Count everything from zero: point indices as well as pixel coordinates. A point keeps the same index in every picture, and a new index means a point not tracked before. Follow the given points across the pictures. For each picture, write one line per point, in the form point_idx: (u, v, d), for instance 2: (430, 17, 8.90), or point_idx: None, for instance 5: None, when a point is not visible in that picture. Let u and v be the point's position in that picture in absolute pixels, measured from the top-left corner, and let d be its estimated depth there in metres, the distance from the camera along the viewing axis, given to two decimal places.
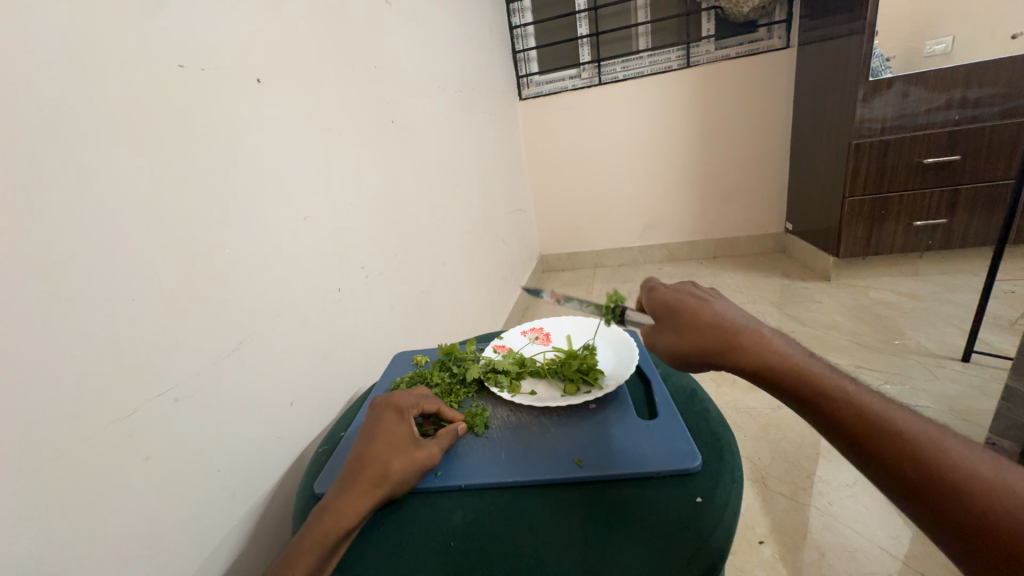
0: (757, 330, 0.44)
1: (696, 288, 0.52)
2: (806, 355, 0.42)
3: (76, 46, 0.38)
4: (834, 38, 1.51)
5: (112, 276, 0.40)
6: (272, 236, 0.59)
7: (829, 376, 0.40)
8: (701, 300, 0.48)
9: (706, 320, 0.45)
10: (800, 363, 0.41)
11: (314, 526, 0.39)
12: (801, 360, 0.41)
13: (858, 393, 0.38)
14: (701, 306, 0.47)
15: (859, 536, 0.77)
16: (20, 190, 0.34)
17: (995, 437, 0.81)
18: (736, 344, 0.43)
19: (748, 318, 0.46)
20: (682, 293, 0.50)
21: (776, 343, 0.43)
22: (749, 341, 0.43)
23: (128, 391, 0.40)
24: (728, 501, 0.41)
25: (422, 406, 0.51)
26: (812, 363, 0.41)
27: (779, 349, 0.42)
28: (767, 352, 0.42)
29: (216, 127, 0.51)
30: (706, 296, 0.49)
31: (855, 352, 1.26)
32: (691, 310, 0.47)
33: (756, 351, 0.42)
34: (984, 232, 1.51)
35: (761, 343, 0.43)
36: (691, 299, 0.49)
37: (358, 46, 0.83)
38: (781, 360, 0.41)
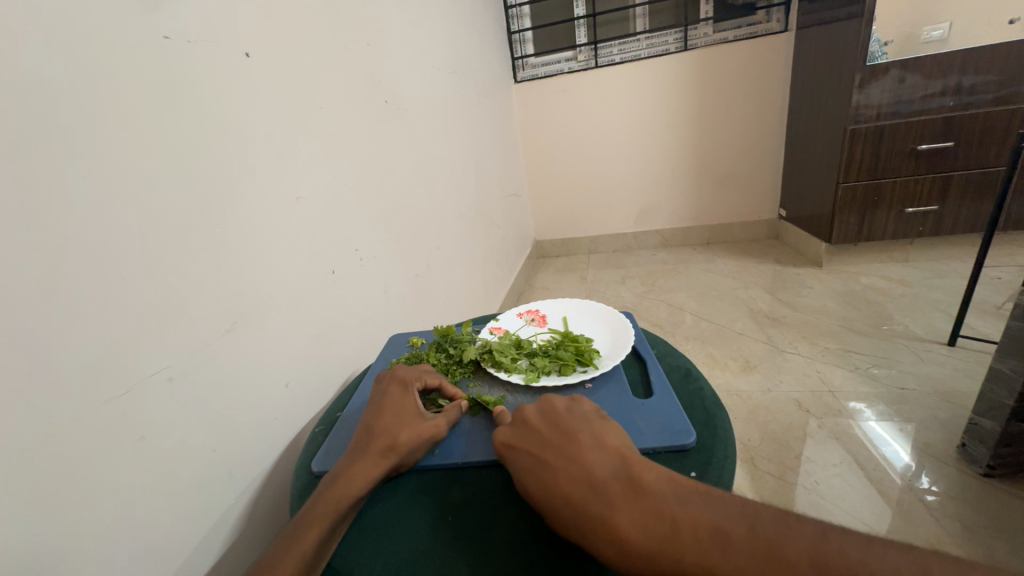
0: (612, 501, 0.36)
1: (535, 432, 0.43)
2: (670, 514, 0.35)
3: (59, 14, 0.37)
4: (833, 22, 1.50)
5: (100, 254, 0.39)
6: (266, 215, 0.58)
7: (701, 548, 0.33)
8: (540, 459, 0.41)
9: (553, 511, 0.38)
10: (665, 538, 0.34)
11: (327, 493, 0.41)
12: (667, 535, 0.34)
13: (733, 560, 0.31)
14: (546, 486, 0.39)
15: (844, 512, 0.79)
16: (9, 162, 0.33)
17: (977, 417, 0.83)
18: (593, 537, 0.35)
19: (601, 470, 0.39)
20: (522, 459, 0.42)
21: (632, 525, 0.35)
22: (609, 537, 0.35)
23: (119, 370, 0.40)
24: (722, 475, 0.42)
25: (424, 380, 0.53)
26: (677, 524, 0.34)
27: (642, 526, 0.35)
28: (632, 550, 0.34)
29: (207, 103, 0.50)
30: (548, 445, 0.42)
31: (844, 336, 1.29)
32: (541, 499, 0.39)
33: (622, 555, 0.34)
34: (973, 219, 1.53)
35: (620, 534, 0.35)
36: (535, 465, 0.41)
37: (351, 21, 0.81)
38: (647, 548, 0.34)
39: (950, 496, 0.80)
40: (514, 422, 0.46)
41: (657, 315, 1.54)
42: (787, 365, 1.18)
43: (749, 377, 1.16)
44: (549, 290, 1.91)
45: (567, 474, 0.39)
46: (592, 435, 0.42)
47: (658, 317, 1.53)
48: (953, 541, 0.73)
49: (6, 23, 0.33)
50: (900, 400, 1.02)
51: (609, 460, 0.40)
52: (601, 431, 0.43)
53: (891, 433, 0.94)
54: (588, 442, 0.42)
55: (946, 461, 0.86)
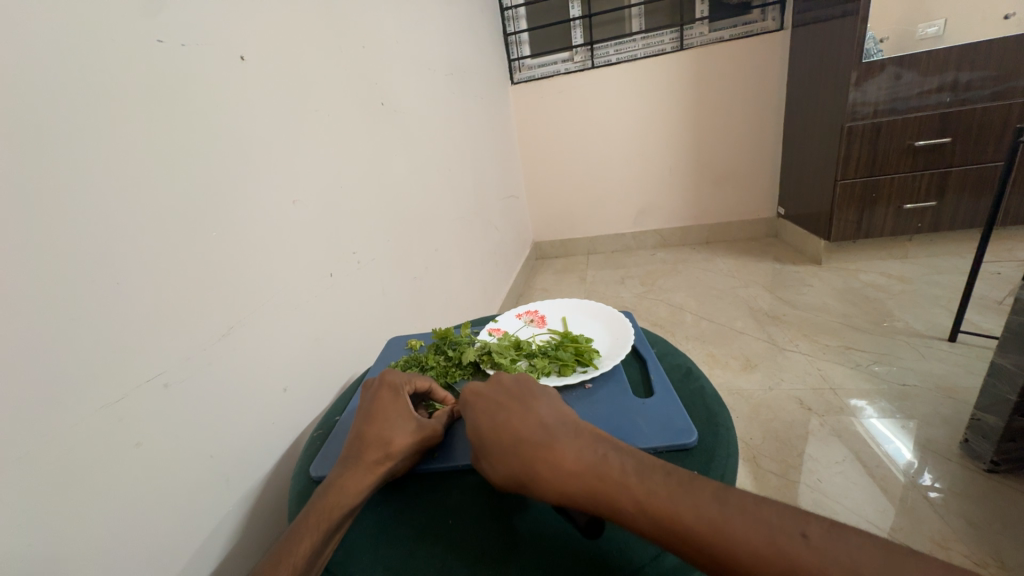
0: (556, 438, 0.39)
1: (504, 381, 0.46)
2: (606, 452, 0.37)
3: (52, 13, 0.36)
4: (829, 20, 1.50)
5: (96, 260, 0.39)
6: (263, 219, 0.58)
7: (625, 479, 0.35)
8: (501, 402, 0.43)
9: (501, 442, 0.40)
10: (596, 470, 0.36)
11: (318, 505, 0.40)
12: (600, 467, 0.36)
13: (649, 488, 0.34)
14: (499, 421, 0.42)
15: (847, 511, 0.79)
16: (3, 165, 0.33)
17: (980, 413, 0.83)
18: (531, 467, 0.38)
19: (551, 417, 0.41)
20: (484, 400, 0.44)
21: (567, 456, 0.37)
22: (546, 465, 0.37)
23: (116, 376, 0.40)
24: (725, 474, 0.42)
25: (415, 383, 0.51)
26: (611, 461, 0.36)
27: (579, 456, 0.37)
28: (564, 475, 0.36)
29: (201, 107, 0.50)
30: (507, 395, 0.44)
31: (844, 333, 1.28)
32: (491, 433, 0.41)
33: (554, 479, 0.36)
34: (972, 215, 1.53)
35: (558, 461, 0.37)
36: (493, 408, 0.43)
37: (346, 25, 0.81)
38: (578, 475, 0.36)
39: (953, 492, 0.80)
40: (489, 382, 0.47)
41: (657, 315, 1.54)
42: (788, 363, 1.18)
43: (750, 375, 1.16)
44: (549, 291, 1.91)
45: (522, 414, 0.42)
46: (549, 396, 0.44)
47: (658, 317, 1.52)
48: (957, 538, 0.72)
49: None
50: (902, 396, 1.02)
51: (559, 412, 0.42)
52: (558, 398, 0.45)
53: (893, 431, 0.93)
54: (544, 399, 0.44)
55: (949, 458, 0.86)
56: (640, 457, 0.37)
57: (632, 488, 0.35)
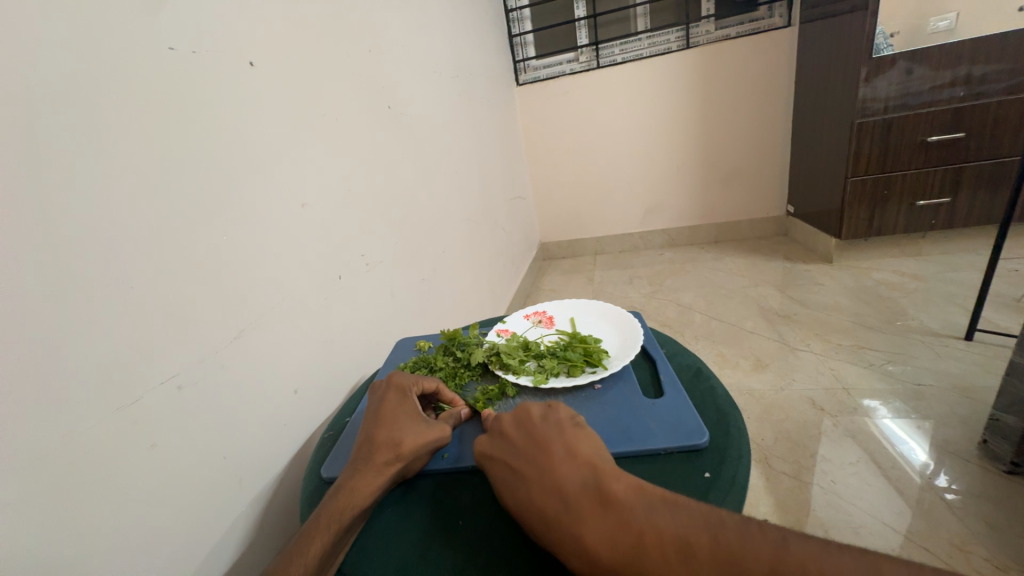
0: (581, 514, 0.35)
1: (512, 435, 0.43)
2: (637, 526, 0.34)
3: (61, 21, 0.37)
4: (838, 15, 1.48)
5: (110, 265, 0.39)
6: (273, 223, 0.59)
7: (667, 565, 0.32)
8: (515, 470, 0.40)
9: (526, 525, 0.37)
10: (632, 554, 0.33)
11: (329, 506, 0.40)
12: (635, 550, 0.33)
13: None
14: (518, 496, 0.38)
15: (862, 513, 0.78)
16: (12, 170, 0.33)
17: (998, 413, 0.81)
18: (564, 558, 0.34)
19: (570, 482, 0.38)
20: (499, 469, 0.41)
21: (597, 538, 0.34)
22: (576, 553, 0.34)
23: (130, 378, 0.40)
24: (737, 475, 0.41)
25: (423, 386, 0.52)
26: (645, 539, 0.33)
27: (611, 538, 0.34)
28: (601, 568, 0.33)
29: (210, 113, 0.50)
30: (520, 456, 0.41)
31: (857, 332, 1.26)
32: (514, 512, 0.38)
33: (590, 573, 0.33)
34: (988, 211, 1.50)
35: (588, 546, 0.34)
36: (507, 476, 0.40)
37: (352, 29, 0.81)
38: (614, 561, 0.33)
39: (971, 494, 0.78)
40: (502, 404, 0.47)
41: (665, 315, 1.53)
42: (800, 363, 1.17)
43: (761, 375, 1.15)
44: (556, 292, 1.90)
45: (539, 484, 0.38)
46: (563, 442, 0.41)
47: (667, 318, 1.51)
48: (977, 541, 0.70)
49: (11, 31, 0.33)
50: (918, 396, 1.00)
51: (578, 469, 0.38)
52: (576, 440, 0.41)
53: (909, 431, 0.91)
54: (559, 452, 0.40)
55: (967, 459, 0.84)
56: (674, 523, 0.33)
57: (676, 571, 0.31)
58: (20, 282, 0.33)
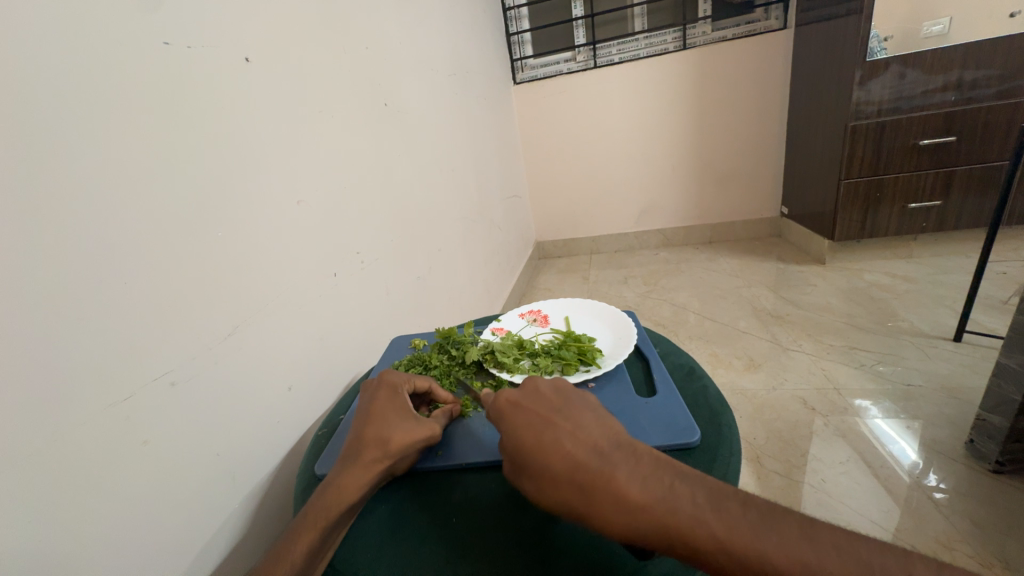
0: (617, 463, 0.36)
1: (544, 391, 0.43)
2: (670, 480, 0.36)
3: (56, 14, 0.37)
4: (833, 19, 1.49)
5: (103, 261, 0.39)
6: (268, 221, 0.58)
7: (699, 510, 0.34)
8: (546, 419, 0.40)
9: (554, 466, 0.37)
10: (666, 500, 0.34)
11: (317, 505, 0.40)
12: (668, 498, 0.34)
13: (728, 522, 0.33)
14: (549, 440, 0.38)
15: (851, 511, 0.79)
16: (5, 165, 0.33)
17: (985, 414, 0.83)
18: (594, 497, 0.35)
19: (602, 438, 0.39)
20: (528, 416, 0.41)
21: (632, 484, 0.35)
22: (611, 494, 0.35)
23: (124, 375, 0.40)
24: (728, 472, 0.42)
25: (414, 383, 0.52)
26: (679, 490, 0.35)
27: (645, 486, 0.35)
28: (632, 508, 0.34)
29: (206, 108, 0.50)
30: (553, 410, 0.41)
31: (848, 333, 1.28)
32: (541, 454, 0.38)
33: (620, 513, 0.34)
34: (978, 214, 1.52)
35: (623, 490, 0.35)
36: (537, 422, 0.40)
37: (349, 26, 0.81)
38: (648, 504, 0.34)
39: (958, 493, 0.79)
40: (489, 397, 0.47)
41: (659, 315, 1.54)
42: (792, 363, 1.18)
43: (753, 375, 1.16)
44: (551, 291, 1.90)
45: (573, 433, 0.39)
46: (594, 409, 0.42)
47: (661, 317, 1.52)
48: (962, 539, 0.72)
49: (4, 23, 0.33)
50: (907, 396, 1.01)
51: (609, 430, 0.40)
52: (603, 411, 0.42)
53: (898, 431, 0.93)
54: (590, 414, 0.41)
55: (954, 458, 0.86)
56: (706, 483, 0.36)
57: (708, 520, 0.33)
58: (12, 278, 0.33)
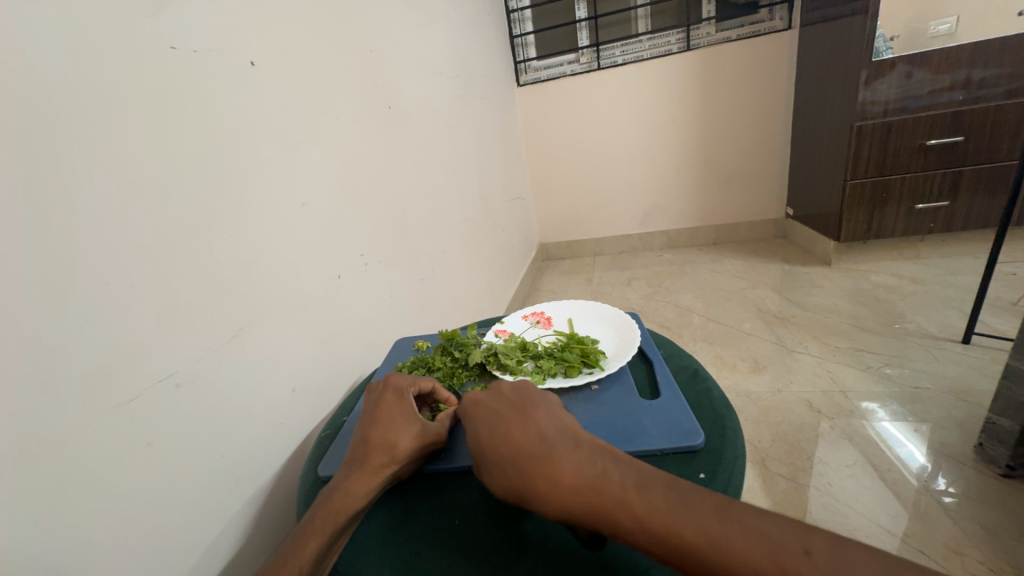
0: (556, 450, 0.39)
1: (504, 389, 0.47)
2: (604, 465, 0.37)
3: (61, 18, 0.37)
4: (838, 19, 1.48)
5: (108, 265, 0.39)
6: (272, 224, 0.59)
7: (625, 491, 0.35)
8: (500, 414, 0.44)
9: (501, 456, 0.40)
10: (595, 482, 0.36)
11: (323, 509, 0.41)
12: (597, 481, 0.36)
13: (650, 502, 0.34)
14: (499, 433, 0.42)
15: (858, 515, 0.78)
16: (6, 169, 0.33)
17: (995, 416, 0.82)
18: (530, 482, 0.37)
19: (549, 429, 0.41)
20: (485, 413, 0.44)
21: (565, 469, 0.37)
22: (545, 478, 0.37)
23: (129, 377, 0.40)
24: (732, 476, 0.42)
25: (419, 384, 0.52)
26: (610, 474, 0.36)
27: (578, 470, 0.37)
28: (563, 490, 0.36)
29: (210, 112, 0.51)
30: (507, 406, 0.44)
31: (855, 335, 1.27)
32: (491, 446, 0.41)
33: (552, 496, 0.36)
34: (987, 215, 1.50)
35: (557, 474, 0.37)
36: (492, 417, 0.44)
37: (354, 30, 0.81)
38: (576, 486, 0.36)
39: (967, 497, 0.78)
40: (487, 389, 0.48)
41: (664, 317, 1.53)
42: (798, 365, 1.17)
43: (759, 377, 1.15)
44: (555, 293, 1.90)
45: (521, 425, 0.42)
46: (549, 405, 0.45)
47: (666, 319, 1.52)
48: (971, 543, 0.71)
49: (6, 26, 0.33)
50: (914, 399, 1.00)
51: (559, 422, 0.42)
52: (559, 407, 0.45)
53: (906, 434, 0.92)
54: (545, 410, 0.44)
55: (963, 462, 0.85)
56: (639, 468, 0.37)
57: (631, 500, 0.34)
58: (17, 282, 0.33)
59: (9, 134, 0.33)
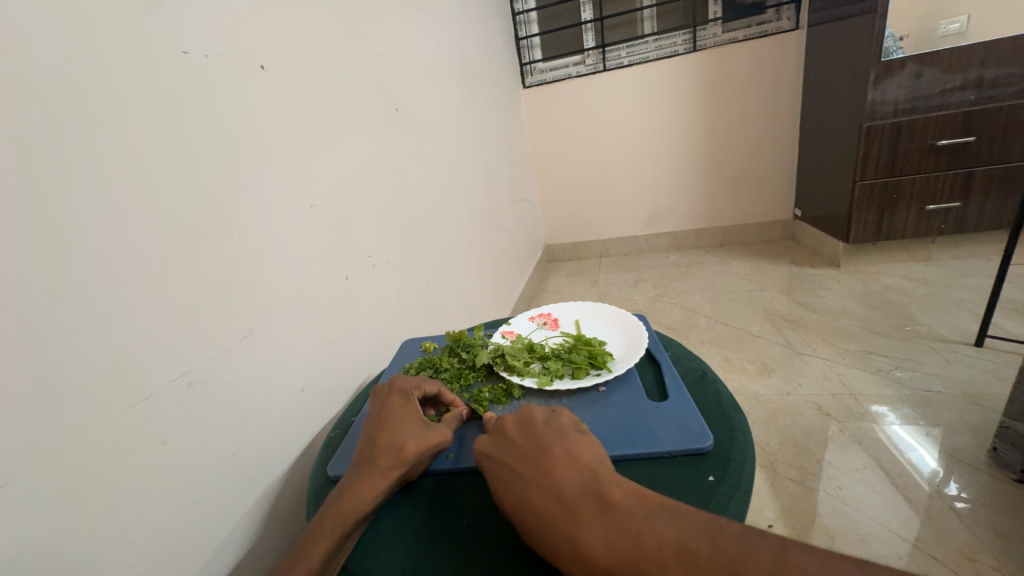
0: (578, 515, 0.36)
1: (514, 435, 0.43)
2: (634, 528, 0.34)
3: (72, 21, 0.37)
4: (846, 19, 1.47)
5: (121, 266, 0.40)
6: (282, 226, 0.59)
7: (661, 564, 0.31)
8: (514, 470, 0.41)
9: (520, 523, 0.37)
10: (627, 554, 0.33)
11: (331, 510, 0.41)
12: (630, 552, 0.33)
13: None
14: (516, 496, 0.39)
15: (869, 520, 0.77)
16: (15, 170, 0.33)
17: (1008, 421, 0.80)
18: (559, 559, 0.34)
19: (568, 485, 0.38)
20: (500, 469, 0.41)
21: (592, 540, 0.34)
22: (574, 555, 0.34)
23: (141, 376, 0.41)
24: (742, 479, 0.41)
25: (424, 389, 0.52)
26: (641, 541, 0.33)
27: (607, 540, 0.34)
28: (596, 568, 0.33)
29: (220, 115, 0.51)
30: (519, 457, 0.41)
31: (865, 337, 1.25)
32: (511, 511, 0.38)
33: (586, 574, 0.33)
34: (999, 216, 1.48)
35: (585, 551, 0.34)
36: (507, 476, 0.41)
37: (362, 34, 0.82)
38: (609, 563, 0.33)
39: (981, 502, 0.77)
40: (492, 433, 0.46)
41: (670, 318, 1.53)
42: (806, 367, 1.16)
43: (767, 379, 1.14)
44: (561, 295, 1.90)
45: (537, 484, 0.39)
46: (563, 446, 0.41)
47: (672, 321, 1.51)
48: (985, 549, 0.70)
49: (17, 29, 0.34)
50: (926, 402, 0.99)
51: (578, 472, 0.39)
52: (575, 447, 0.41)
53: (918, 438, 0.91)
54: (560, 455, 0.40)
55: (976, 467, 0.83)
56: (672, 528, 0.33)
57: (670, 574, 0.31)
58: (31, 281, 0.34)
59: (24, 137, 0.34)
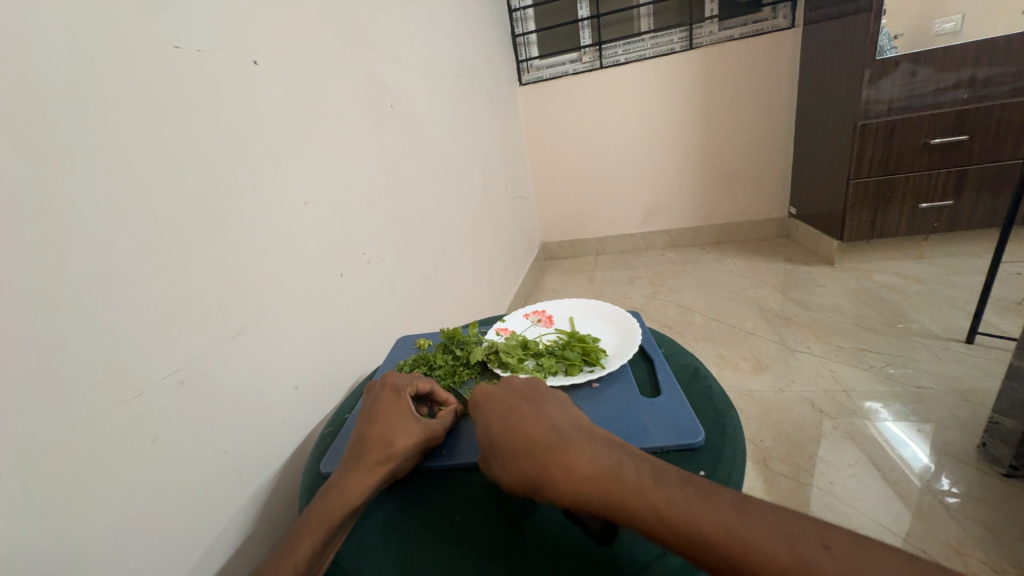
0: (569, 439, 0.39)
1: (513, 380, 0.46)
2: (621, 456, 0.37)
3: (58, 14, 0.37)
4: (841, 17, 1.48)
5: (114, 262, 0.40)
6: (275, 222, 0.59)
7: (641, 482, 0.35)
8: (509, 403, 0.43)
9: (510, 442, 0.40)
10: (612, 471, 0.36)
11: (320, 505, 0.41)
12: (615, 470, 0.36)
13: (666, 494, 0.34)
14: (511, 422, 0.41)
15: (860, 514, 0.78)
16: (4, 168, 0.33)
17: (997, 416, 0.81)
18: (545, 469, 0.37)
19: (560, 418, 0.41)
20: (494, 400, 0.44)
21: (581, 457, 0.37)
22: (560, 466, 0.37)
23: (133, 373, 0.41)
24: (731, 475, 0.42)
25: (417, 384, 0.52)
26: (624, 466, 0.36)
27: (593, 459, 0.37)
28: (579, 478, 0.36)
29: (212, 111, 0.51)
30: (519, 396, 0.44)
31: (858, 334, 1.26)
32: (502, 431, 0.41)
33: (567, 482, 0.36)
34: (991, 214, 1.50)
35: (573, 464, 0.37)
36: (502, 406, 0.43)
37: (356, 29, 0.82)
38: (594, 476, 0.36)
39: (970, 497, 0.78)
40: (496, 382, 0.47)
41: (666, 315, 1.53)
42: (799, 364, 1.17)
43: (760, 376, 1.15)
44: (557, 292, 1.90)
45: (533, 414, 0.42)
46: (558, 396, 0.45)
47: (667, 318, 1.52)
48: (973, 543, 0.71)
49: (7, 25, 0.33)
50: (917, 399, 1.00)
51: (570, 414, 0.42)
52: (569, 402, 0.45)
53: (908, 434, 0.92)
54: (555, 402, 0.44)
55: (966, 462, 0.84)
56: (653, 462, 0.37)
57: (646, 491, 0.34)
58: (24, 279, 0.34)
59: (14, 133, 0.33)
